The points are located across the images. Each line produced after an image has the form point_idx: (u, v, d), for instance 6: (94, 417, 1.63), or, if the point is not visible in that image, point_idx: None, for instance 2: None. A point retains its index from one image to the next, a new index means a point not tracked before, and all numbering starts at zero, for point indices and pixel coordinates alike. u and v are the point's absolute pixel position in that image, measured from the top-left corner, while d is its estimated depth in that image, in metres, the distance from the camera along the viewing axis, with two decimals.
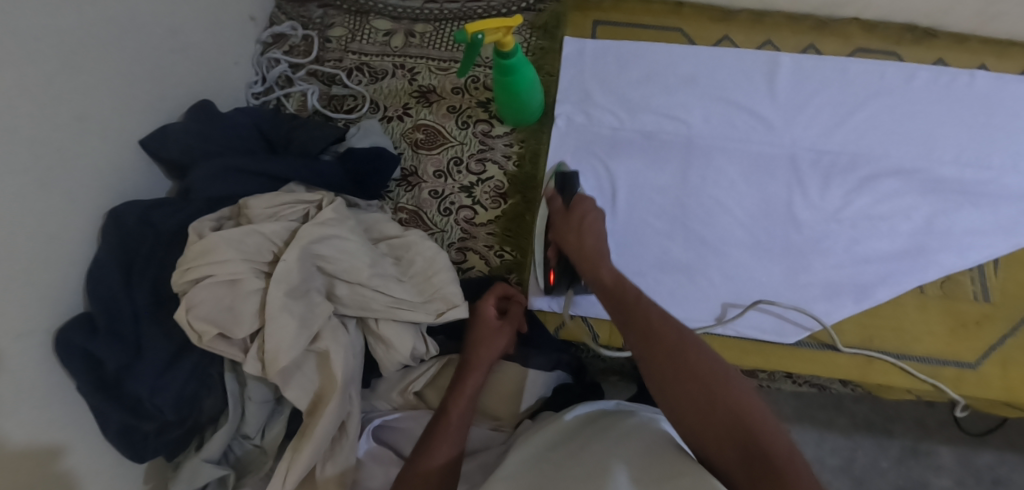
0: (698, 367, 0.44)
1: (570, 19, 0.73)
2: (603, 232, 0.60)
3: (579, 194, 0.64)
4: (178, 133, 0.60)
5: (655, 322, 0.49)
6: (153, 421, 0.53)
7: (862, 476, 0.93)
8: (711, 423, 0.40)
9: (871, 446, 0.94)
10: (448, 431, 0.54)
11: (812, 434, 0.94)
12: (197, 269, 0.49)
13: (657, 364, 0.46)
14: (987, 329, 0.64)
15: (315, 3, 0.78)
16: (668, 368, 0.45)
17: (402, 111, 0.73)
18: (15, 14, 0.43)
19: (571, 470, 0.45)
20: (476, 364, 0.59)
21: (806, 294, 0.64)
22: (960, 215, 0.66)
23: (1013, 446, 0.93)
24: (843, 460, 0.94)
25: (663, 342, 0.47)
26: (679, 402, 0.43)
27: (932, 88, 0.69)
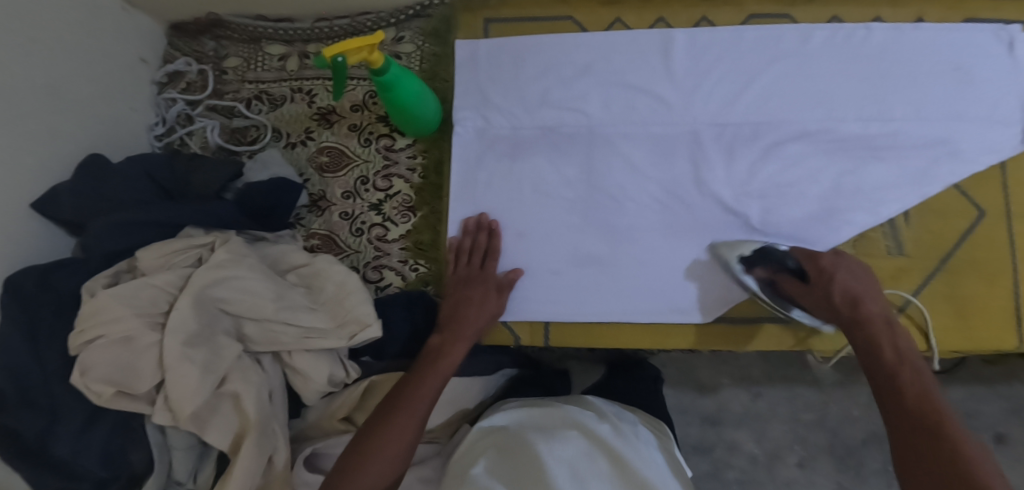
0: (932, 401, 0.46)
1: (461, 20, 0.71)
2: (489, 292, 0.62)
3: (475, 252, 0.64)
4: (68, 194, 0.59)
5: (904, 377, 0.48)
6: (85, 479, 0.53)
7: (836, 426, 0.91)
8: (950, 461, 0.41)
9: (842, 397, 0.92)
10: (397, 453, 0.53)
11: (783, 393, 0.93)
12: (91, 331, 0.50)
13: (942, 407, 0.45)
14: (902, 283, 0.64)
15: (205, 35, 0.76)
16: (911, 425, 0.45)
17: (305, 136, 0.72)
18: None
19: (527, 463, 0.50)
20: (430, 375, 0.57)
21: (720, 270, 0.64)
22: (867, 171, 0.65)
23: (979, 378, 0.92)
24: (817, 415, 0.91)
25: (919, 400, 0.46)
26: (911, 458, 0.44)
27: (829, 46, 0.68)
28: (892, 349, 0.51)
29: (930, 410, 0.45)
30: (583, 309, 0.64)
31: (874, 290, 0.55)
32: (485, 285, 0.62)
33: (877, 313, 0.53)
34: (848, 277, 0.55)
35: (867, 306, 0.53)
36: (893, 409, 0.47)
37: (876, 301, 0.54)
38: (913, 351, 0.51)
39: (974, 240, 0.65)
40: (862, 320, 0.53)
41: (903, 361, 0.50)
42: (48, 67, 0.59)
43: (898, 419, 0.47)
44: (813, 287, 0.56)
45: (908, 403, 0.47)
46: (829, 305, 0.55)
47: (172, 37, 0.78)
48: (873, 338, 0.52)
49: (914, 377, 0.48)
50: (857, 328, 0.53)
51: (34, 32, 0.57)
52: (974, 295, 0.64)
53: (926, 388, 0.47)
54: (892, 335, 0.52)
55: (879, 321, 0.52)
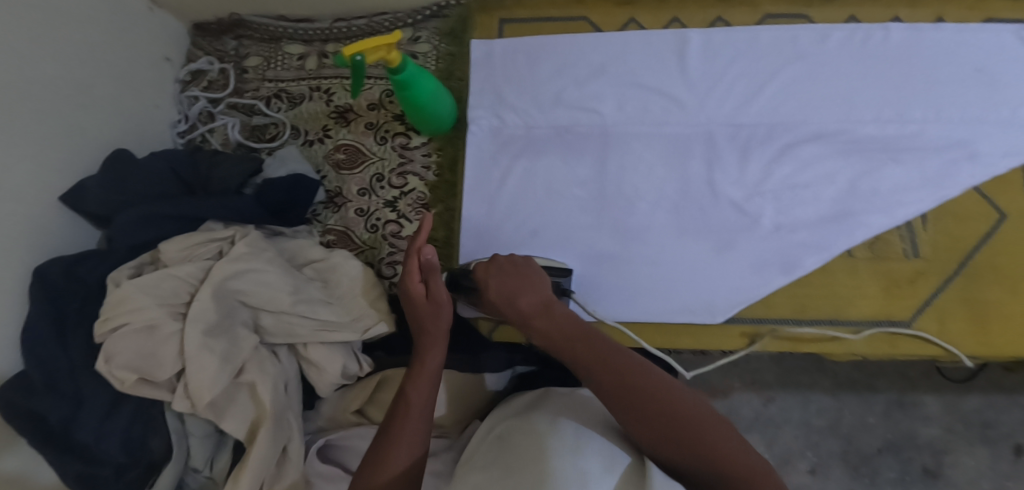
0: (651, 385, 0.45)
1: (476, 21, 0.72)
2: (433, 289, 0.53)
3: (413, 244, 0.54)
4: (95, 187, 0.61)
5: (596, 355, 0.47)
6: (107, 465, 0.55)
7: (850, 434, 0.92)
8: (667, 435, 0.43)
9: (856, 403, 0.92)
10: (399, 473, 0.48)
11: (797, 398, 0.93)
12: (115, 319, 0.51)
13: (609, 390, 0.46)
14: (921, 286, 0.64)
15: (228, 35, 0.78)
16: (646, 421, 0.44)
17: (322, 134, 0.73)
18: None
19: (518, 446, 0.49)
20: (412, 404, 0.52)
21: (732, 270, 0.64)
22: (883, 172, 0.65)
23: (1000, 387, 0.91)
24: (830, 421, 0.92)
25: (604, 372, 0.46)
26: (672, 453, 0.43)
27: (846, 47, 0.67)
28: (561, 335, 0.49)
29: (644, 393, 0.44)
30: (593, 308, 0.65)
31: (540, 280, 0.53)
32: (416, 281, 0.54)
33: (529, 307, 0.51)
34: (504, 277, 0.53)
35: (522, 303, 0.51)
36: (619, 408, 0.46)
37: (534, 295, 0.52)
38: (583, 327, 0.50)
39: (996, 243, 0.63)
40: (528, 321, 0.51)
41: (593, 342, 0.48)
42: (73, 65, 0.61)
43: (632, 416, 0.44)
44: (484, 297, 0.55)
45: (638, 398, 0.44)
46: (503, 310, 0.53)
47: (195, 37, 0.79)
48: (548, 334, 0.50)
49: (615, 359, 0.47)
50: (537, 326, 0.51)
51: (59, 31, 0.59)
52: (994, 300, 0.63)
53: (601, 357, 0.47)
54: (553, 322, 0.50)
55: (553, 309, 0.51)
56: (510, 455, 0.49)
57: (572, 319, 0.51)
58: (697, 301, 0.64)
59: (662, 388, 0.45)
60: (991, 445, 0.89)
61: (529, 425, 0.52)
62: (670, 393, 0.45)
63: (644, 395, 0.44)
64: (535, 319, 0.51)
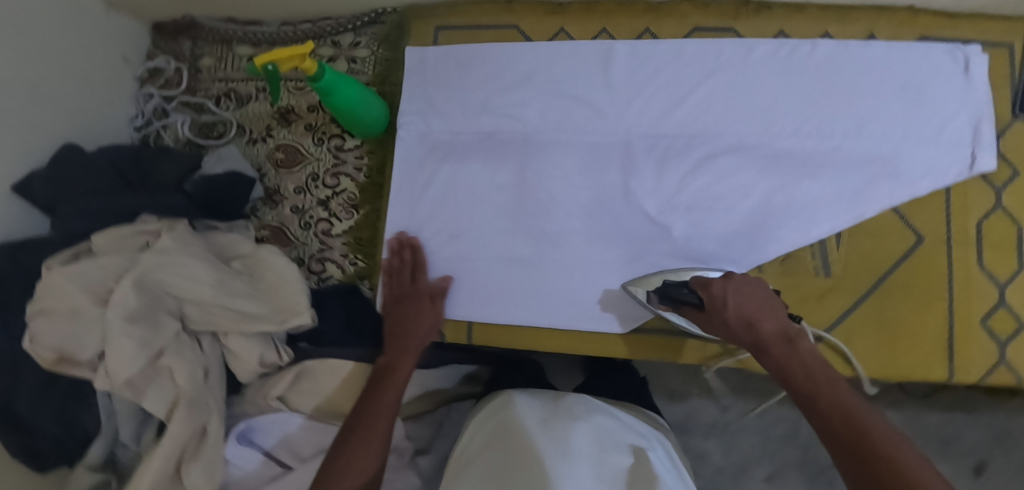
0: (862, 427, 0.42)
1: (411, 27, 0.74)
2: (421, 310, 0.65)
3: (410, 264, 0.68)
4: (41, 179, 0.65)
5: (802, 380, 0.49)
6: (42, 437, 0.60)
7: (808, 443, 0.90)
8: (853, 450, 0.41)
9: None
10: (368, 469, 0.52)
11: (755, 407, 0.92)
12: (39, 305, 0.56)
13: (825, 414, 0.45)
14: (830, 303, 0.64)
15: (184, 36, 0.82)
16: (846, 463, 0.41)
17: (265, 134, 0.77)
18: None
19: (513, 450, 0.50)
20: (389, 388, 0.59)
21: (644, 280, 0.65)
22: (800, 188, 0.65)
23: (961, 404, 0.89)
24: (789, 430, 0.90)
25: (817, 396, 0.47)
26: (850, 472, 0.41)
27: (769, 61, 0.68)
28: (794, 368, 0.50)
29: (853, 430, 0.43)
30: (505, 311, 0.67)
31: (776, 305, 0.55)
32: (419, 298, 0.66)
33: (770, 329, 0.53)
34: (742, 294, 0.55)
35: (764, 328, 0.53)
36: (833, 443, 0.44)
37: (774, 319, 0.54)
38: (825, 365, 0.50)
39: (909, 263, 0.64)
40: (762, 343, 0.52)
41: (795, 379, 0.49)
42: (33, 64, 0.66)
43: (846, 444, 0.42)
44: (714, 312, 0.56)
45: (839, 433, 0.43)
46: (736, 333, 0.55)
47: (155, 37, 0.83)
48: (788, 362, 0.50)
49: (842, 395, 0.46)
50: (773, 352, 0.52)
51: (21, 32, 0.63)
52: (904, 320, 0.63)
53: (825, 384, 0.48)
54: (798, 356, 0.51)
55: (805, 342, 0.52)
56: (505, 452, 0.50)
57: (816, 356, 0.51)
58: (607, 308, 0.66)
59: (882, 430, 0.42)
60: (949, 461, 0.87)
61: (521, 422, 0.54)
62: (877, 430, 0.42)
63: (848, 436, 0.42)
64: (772, 344, 0.52)
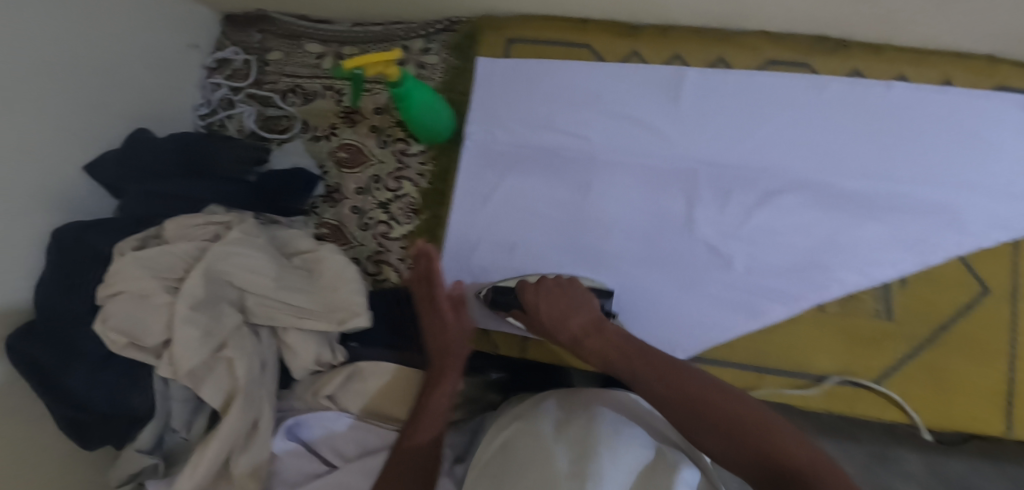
0: (712, 408, 0.46)
1: (483, 38, 0.74)
2: (450, 320, 0.62)
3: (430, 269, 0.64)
4: (111, 161, 0.66)
5: (637, 366, 0.51)
6: (89, 411, 0.60)
7: None
8: (720, 428, 0.44)
9: None
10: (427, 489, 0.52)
11: None
12: (114, 285, 0.57)
13: (670, 401, 0.47)
14: (887, 348, 0.64)
15: (253, 28, 0.82)
16: (713, 437, 0.44)
17: (329, 132, 0.77)
18: None
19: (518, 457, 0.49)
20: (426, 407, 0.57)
21: (701, 307, 0.66)
22: (863, 230, 0.65)
23: None
24: None
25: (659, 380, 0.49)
26: (723, 449, 0.44)
27: (842, 101, 0.68)
28: (617, 354, 0.53)
29: (704, 411, 0.46)
30: None
31: (588, 300, 0.59)
32: (443, 306, 0.63)
33: (577, 325, 0.56)
34: (551, 299, 0.59)
35: (574, 322, 0.57)
36: (674, 416, 0.47)
37: (587, 311, 0.58)
38: (633, 346, 0.53)
39: (971, 315, 0.63)
40: (582, 343, 0.55)
41: (637, 365, 0.51)
42: (105, 47, 0.67)
43: (700, 419, 0.45)
44: (534, 319, 0.60)
45: (698, 416, 0.45)
46: (551, 329, 0.58)
47: (225, 27, 0.84)
48: (606, 349, 0.53)
49: (673, 374, 0.49)
50: (591, 343, 0.55)
51: (92, 13, 0.64)
52: (956, 369, 0.63)
53: (661, 369, 0.50)
54: (608, 339, 0.54)
55: (609, 326, 0.56)
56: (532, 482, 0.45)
57: (622, 337, 0.55)
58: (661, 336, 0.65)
59: (733, 402, 0.46)
60: None
61: (540, 438, 0.50)
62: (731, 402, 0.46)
63: (706, 412, 0.45)
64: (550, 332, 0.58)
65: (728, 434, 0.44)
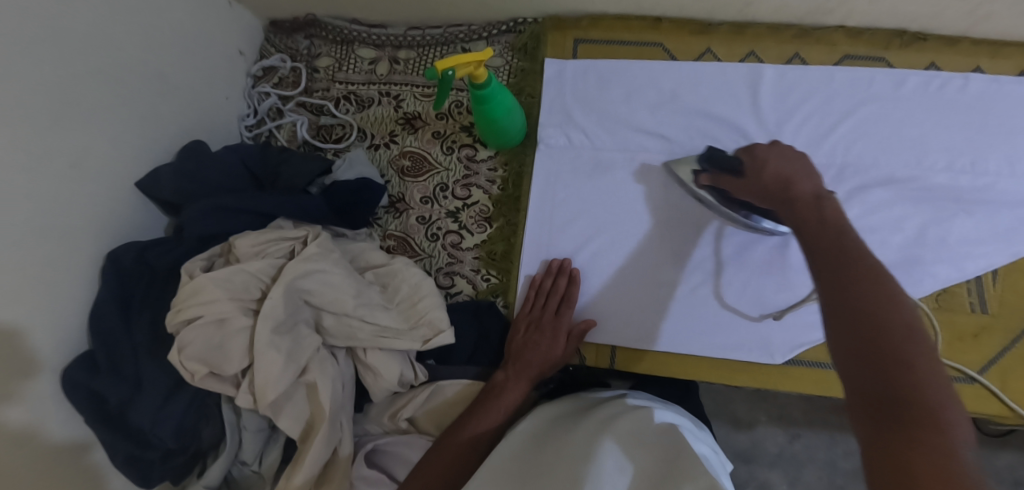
0: (871, 294, 0.34)
1: (549, 38, 0.73)
2: (546, 347, 0.62)
3: (561, 294, 0.65)
4: (169, 175, 0.62)
5: (900, 317, 0.32)
6: (157, 448, 0.54)
7: None
8: (877, 364, 0.30)
9: None
10: (451, 462, 0.54)
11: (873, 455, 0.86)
12: (187, 309, 0.52)
13: (835, 309, 0.34)
14: (985, 342, 0.62)
15: (300, 34, 0.79)
16: (844, 339, 0.33)
17: (388, 139, 0.74)
18: (20, 90, 0.47)
19: (508, 452, 0.52)
20: (490, 405, 0.59)
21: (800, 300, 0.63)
22: (955, 223, 0.63)
23: None
24: None
25: (861, 286, 0.35)
26: (860, 380, 0.31)
27: (922, 94, 0.67)
28: (818, 221, 0.43)
29: (876, 313, 0.33)
30: (650, 335, 0.65)
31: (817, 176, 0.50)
32: (557, 331, 0.63)
33: (807, 192, 0.48)
34: (783, 163, 0.52)
35: (798, 186, 0.49)
36: (834, 316, 0.34)
37: (812, 185, 0.49)
38: (840, 217, 0.43)
39: None
40: (790, 199, 0.48)
41: (821, 228, 0.42)
42: (158, 54, 0.63)
43: (860, 342, 0.32)
44: (753, 175, 0.54)
45: (861, 303, 0.34)
46: (771, 194, 0.51)
47: (269, 33, 0.81)
48: (818, 212, 0.44)
49: (863, 282, 0.35)
50: (794, 203, 0.47)
51: (144, 20, 0.61)
52: None
53: (867, 284, 0.35)
54: (819, 207, 0.45)
55: (827, 200, 0.46)
56: (544, 467, 0.47)
57: (836, 207, 0.45)
58: (747, 338, 0.63)
59: (914, 319, 0.32)
60: None
61: (524, 442, 0.54)
62: (923, 337, 0.31)
63: (874, 335, 0.31)
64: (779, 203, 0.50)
65: (863, 343, 0.32)
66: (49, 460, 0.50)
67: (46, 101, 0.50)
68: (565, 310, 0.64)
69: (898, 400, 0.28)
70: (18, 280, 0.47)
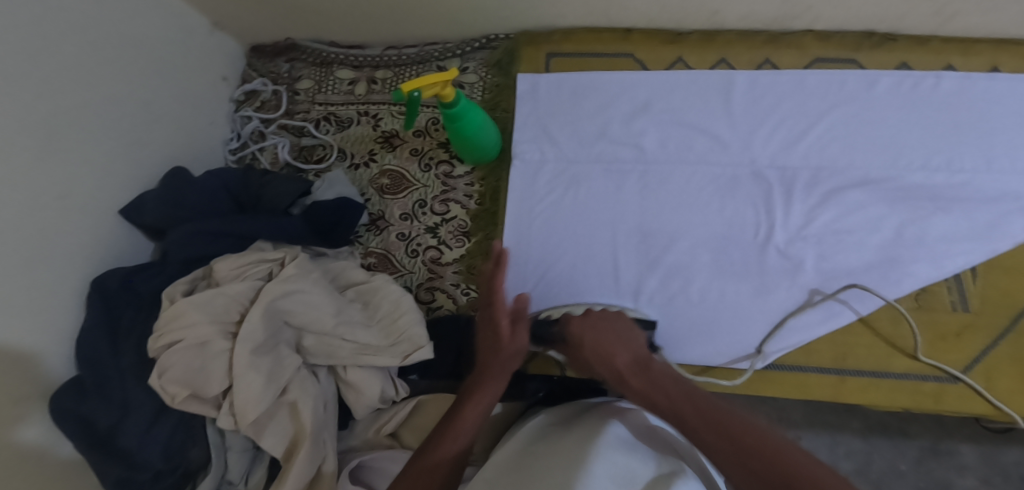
0: (762, 448, 0.41)
1: (523, 54, 0.74)
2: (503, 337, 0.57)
3: (492, 275, 0.58)
4: (153, 202, 0.64)
5: (789, 459, 0.40)
6: (146, 470, 0.54)
7: None
8: None
9: (938, 472, 0.82)
10: (443, 460, 0.49)
11: (879, 462, 0.83)
12: (169, 335, 0.53)
13: (736, 468, 0.41)
14: (968, 341, 0.61)
15: (282, 57, 0.81)
16: None
17: (368, 158, 0.76)
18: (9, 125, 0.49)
19: (505, 456, 0.52)
20: (457, 427, 0.52)
21: (777, 302, 0.63)
22: (933, 222, 0.63)
23: None
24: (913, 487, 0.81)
25: (738, 436, 0.42)
26: None
27: (895, 93, 0.67)
28: (665, 397, 0.49)
29: (771, 465, 0.40)
30: None
31: (632, 338, 0.56)
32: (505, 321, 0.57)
33: (625, 365, 0.53)
34: (597, 331, 0.56)
35: (618, 360, 0.53)
36: (749, 481, 0.40)
37: (628, 351, 0.54)
38: (678, 382, 0.50)
39: None
40: (624, 376, 0.52)
41: (670, 392, 0.49)
42: (142, 84, 0.65)
43: None
44: (575, 350, 0.57)
45: (753, 462, 0.40)
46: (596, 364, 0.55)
47: (251, 58, 0.83)
48: (649, 389, 0.50)
49: (746, 439, 0.42)
50: (633, 382, 0.51)
51: (128, 53, 0.63)
52: None
53: (743, 432, 0.43)
54: (654, 376, 0.51)
55: (652, 360, 0.53)
56: (540, 464, 0.47)
57: (669, 374, 0.52)
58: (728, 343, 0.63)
59: (795, 454, 0.40)
60: None
61: (520, 442, 0.54)
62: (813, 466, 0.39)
63: (789, 480, 0.38)
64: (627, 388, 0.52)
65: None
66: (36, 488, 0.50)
67: (34, 135, 0.51)
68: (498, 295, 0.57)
69: None
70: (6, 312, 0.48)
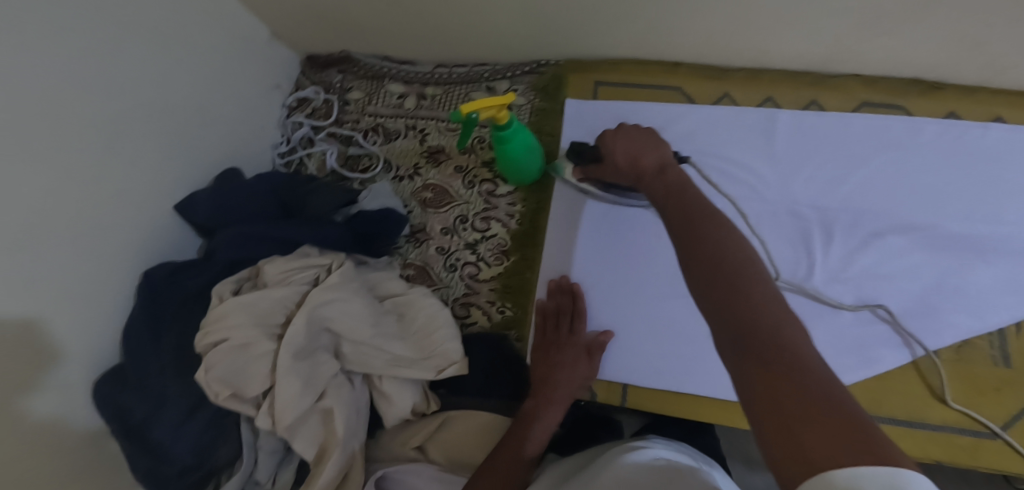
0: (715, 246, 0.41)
1: (569, 81, 0.76)
2: (564, 366, 0.64)
3: (572, 307, 0.67)
4: (205, 201, 0.66)
5: (735, 267, 0.38)
6: (174, 465, 0.55)
7: None
8: (724, 306, 0.36)
9: None
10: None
11: None
12: (216, 332, 0.54)
13: (685, 257, 0.42)
14: (1007, 396, 0.60)
15: (334, 68, 0.84)
16: (712, 292, 0.37)
17: (413, 171, 0.78)
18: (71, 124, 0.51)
19: None
20: (518, 438, 0.58)
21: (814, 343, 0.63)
22: (973, 273, 0.63)
23: None
24: None
25: (704, 240, 0.42)
26: (713, 319, 0.36)
27: (940, 143, 0.67)
28: (665, 194, 0.50)
29: (717, 261, 0.39)
30: (660, 375, 0.64)
31: (664, 147, 0.57)
32: (576, 349, 0.65)
33: (651, 165, 0.54)
34: (627, 142, 0.57)
35: (645, 159, 0.55)
36: (694, 274, 0.40)
37: (657, 155, 0.55)
38: (676, 187, 0.50)
39: None
40: (641, 176, 0.54)
41: (682, 194, 0.49)
42: (200, 87, 0.68)
43: (710, 293, 0.38)
44: (607, 159, 0.60)
45: (707, 245, 0.41)
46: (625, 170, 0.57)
47: (305, 67, 0.86)
48: (666, 186, 0.51)
49: (706, 234, 0.42)
50: (648, 182, 0.53)
51: (189, 56, 0.65)
52: None
53: (711, 231, 0.42)
54: (668, 180, 0.52)
55: (669, 169, 0.53)
56: None
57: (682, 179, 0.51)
58: None
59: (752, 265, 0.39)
60: None
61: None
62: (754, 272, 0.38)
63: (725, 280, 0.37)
64: (650, 187, 0.53)
65: (724, 297, 0.36)
66: (68, 477, 0.51)
67: (96, 134, 0.54)
68: (578, 328, 0.66)
69: (750, 335, 0.33)
70: (56, 303, 0.50)
